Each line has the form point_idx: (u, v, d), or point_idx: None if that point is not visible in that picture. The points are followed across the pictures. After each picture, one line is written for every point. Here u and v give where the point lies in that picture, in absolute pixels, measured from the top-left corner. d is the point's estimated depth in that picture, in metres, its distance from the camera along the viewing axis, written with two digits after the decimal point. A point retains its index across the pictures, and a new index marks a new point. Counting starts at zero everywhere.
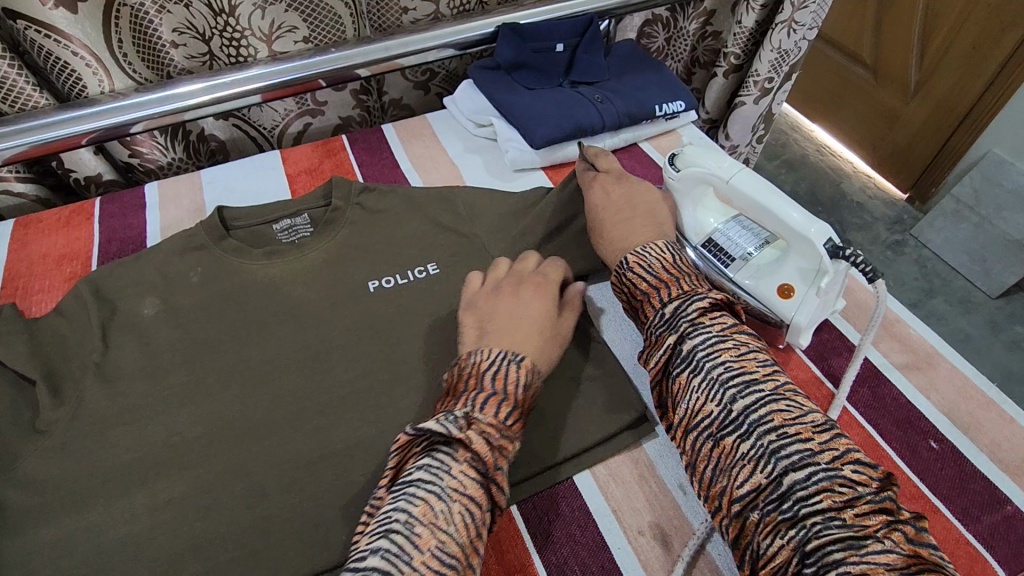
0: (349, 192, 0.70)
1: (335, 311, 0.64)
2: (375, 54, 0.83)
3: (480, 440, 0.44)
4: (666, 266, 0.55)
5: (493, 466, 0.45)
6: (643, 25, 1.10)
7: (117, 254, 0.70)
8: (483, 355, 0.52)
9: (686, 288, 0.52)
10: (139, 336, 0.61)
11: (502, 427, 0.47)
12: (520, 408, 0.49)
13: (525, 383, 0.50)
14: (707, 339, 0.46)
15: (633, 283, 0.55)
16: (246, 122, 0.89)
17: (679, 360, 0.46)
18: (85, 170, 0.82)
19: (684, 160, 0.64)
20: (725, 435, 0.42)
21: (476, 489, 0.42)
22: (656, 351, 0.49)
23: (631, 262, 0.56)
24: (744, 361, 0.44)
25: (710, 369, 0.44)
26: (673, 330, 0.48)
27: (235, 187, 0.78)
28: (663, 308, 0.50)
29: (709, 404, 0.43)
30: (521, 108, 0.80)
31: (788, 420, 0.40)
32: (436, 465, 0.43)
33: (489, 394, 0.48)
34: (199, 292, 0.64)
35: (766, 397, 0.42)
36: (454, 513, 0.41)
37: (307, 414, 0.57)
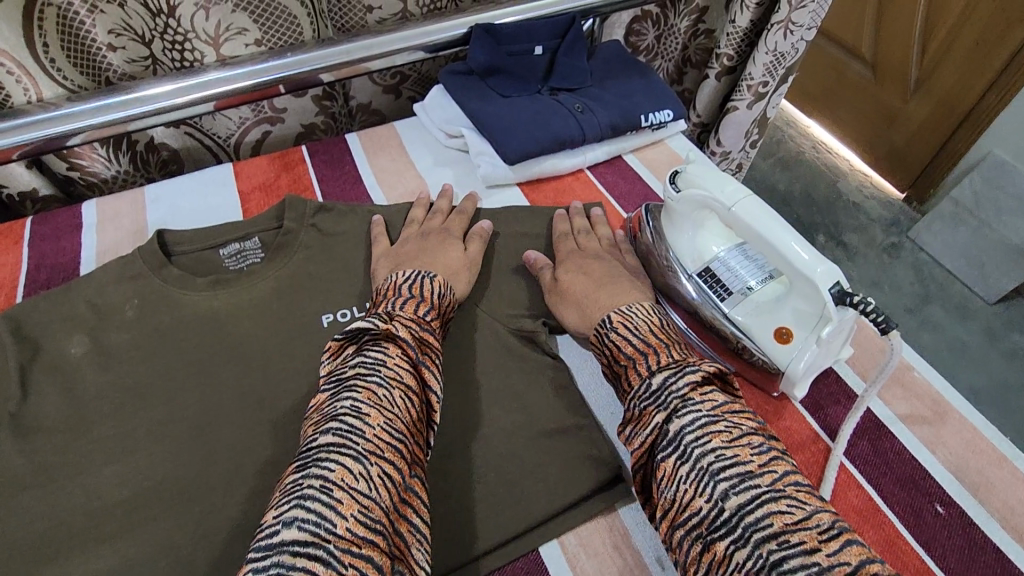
0: (304, 214, 0.66)
1: (283, 351, 0.58)
2: (336, 58, 0.76)
3: (407, 336, 0.47)
4: (654, 326, 0.50)
5: (422, 357, 0.47)
6: (631, 21, 1.01)
7: (45, 282, 0.64)
8: (398, 276, 0.56)
9: (676, 356, 0.47)
10: (64, 381, 0.56)
11: (425, 324, 0.51)
12: (435, 309, 0.54)
13: (443, 291, 0.56)
14: (696, 420, 0.41)
15: (617, 346, 0.50)
16: (199, 130, 0.82)
17: (665, 443, 0.41)
18: (18, 185, 0.75)
19: (687, 180, 0.57)
20: (716, 538, 0.36)
21: (411, 378, 0.44)
22: (640, 430, 0.44)
23: (615, 322, 0.52)
24: (738, 448, 0.39)
25: (701, 457, 0.39)
26: (659, 407, 0.43)
27: (182, 206, 0.72)
28: (650, 378, 0.46)
29: (698, 499, 0.38)
30: (494, 119, 0.73)
31: (791, 525, 0.34)
32: (374, 360, 0.44)
33: (406, 298, 0.52)
34: (134, 329, 0.59)
35: (764, 494, 0.36)
36: (395, 393, 0.42)
37: (246, 472, 0.51)
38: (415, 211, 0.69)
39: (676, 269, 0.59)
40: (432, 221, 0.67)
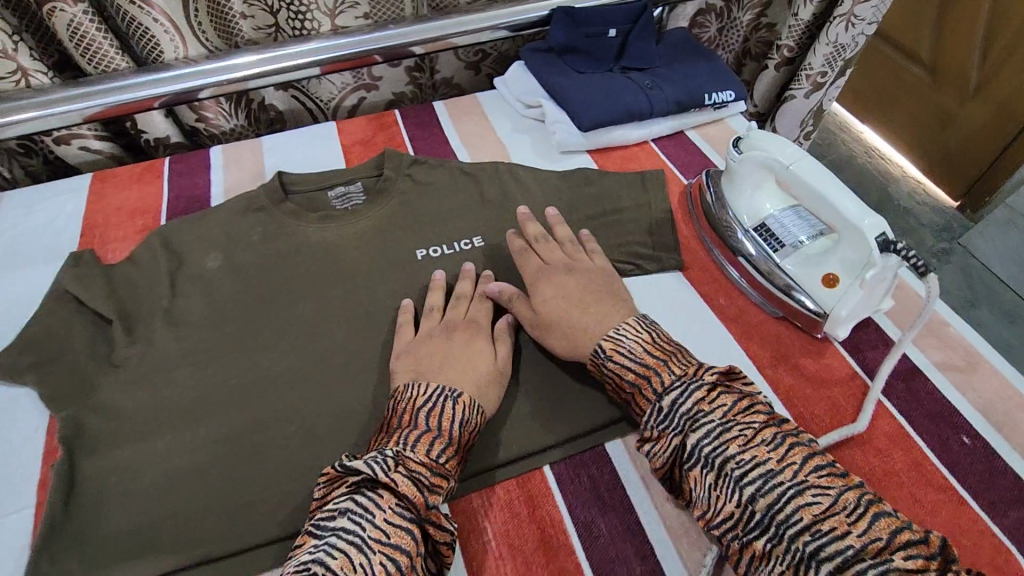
0: (400, 164, 0.76)
1: (385, 276, 0.68)
2: (430, 32, 0.86)
3: (409, 483, 0.43)
4: (647, 345, 0.52)
5: (427, 508, 0.44)
6: (696, 14, 1.10)
7: (184, 210, 0.75)
8: (420, 390, 0.51)
9: (677, 370, 0.50)
10: (204, 286, 0.66)
11: (440, 462, 0.46)
12: (456, 444, 0.48)
13: (466, 420, 0.50)
14: (712, 430, 0.45)
15: (617, 373, 0.52)
16: (304, 94, 0.93)
17: (687, 458, 0.46)
18: (155, 131, 0.86)
19: (749, 143, 0.64)
20: (754, 537, 0.42)
21: (400, 538, 0.41)
22: (660, 450, 0.48)
23: (607, 351, 0.53)
24: (754, 449, 0.44)
25: (724, 464, 0.44)
26: (672, 428, 0.47)
27: (294, 155, 0.82)
28: (659, 399, 0.48)
29: (730, 505, 0.43)
30: (571, 91, 0.81)
31: (819, 514, 0.40)
32: (363, 512, 0.42)
33: (422, 431, 0.47)
34: (259, 250, 0.70)
35: (788, 490, 0.42)
36: (375, 563, 0.39)
37: (355, 368, 0.60)
38: (432, 296, 0.63)
39: (733, 226, 0.66)
40: (456, 307, 0.62)
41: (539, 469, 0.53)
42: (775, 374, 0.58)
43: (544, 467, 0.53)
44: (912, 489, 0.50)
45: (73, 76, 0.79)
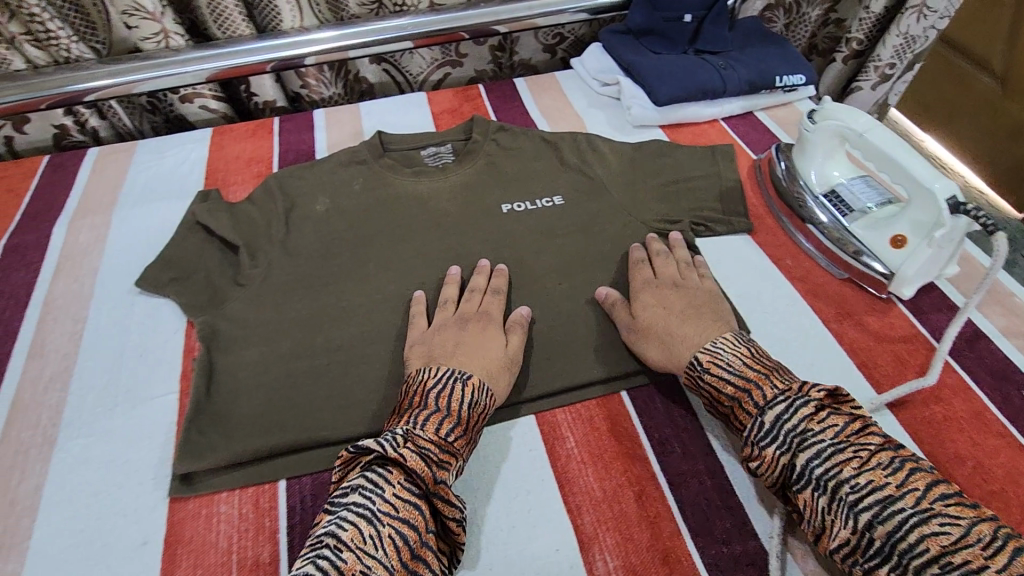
0: (487, 129, 0.83)
1: (473, 225, 0.74)
2: (517, 12, 0.93)
3: (418, 459, 0.45)
4: (747, 360, 0.51)
5: (436, 482, 0.45)
6: (764, 10, 1.11)
7: (292, 162, 0.84)
8: (431, 373, 0.53)
9: (780, 387, 0.48)
10: (314, 225, 0.74)
11: (451, 443, 0.48)
12: (465, 425, 0.50)
13: (475, 401, 0.51)
14: (824, 450, 0.44)
15: (714, 388, 0.51)
16: (396, 67, 1.01)
17: (797, 478, 0.45)
18: (265, 95, 0.95)
19: (824, 114, 0.68)
20: (873, 566, 0.40)
21: (408, 515, 0.43)
22: (767, 470, 0.46)
23: (704, 362, 0.52)
24: (873, 472, 0.42)
25: (838, 488, 0.42)
26: (780, 447, 0.45)
27: (389, 119, 0.90)
28: (761, 416, 0.47)
29: (845, 530, 0.42)
30: (648, 67, 0.86)
31: (948, 545, 0.38)
32: (372, 488, 0.44)
33: (431, 412, 0.49)
34: (361, 197, 0.77)
35: (912, 518, 0.40)
36: (384, 537, 0.42)
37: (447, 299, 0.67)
38: (448, 290, 0.65)
39: (804, 194, 0.70)
40: (470, 300, 0.63)
41: (617, 394, 0.59)
42: (839, 326, 0.62)
43: (622, 392, 0.59)
44: (972, 434, 0.53)
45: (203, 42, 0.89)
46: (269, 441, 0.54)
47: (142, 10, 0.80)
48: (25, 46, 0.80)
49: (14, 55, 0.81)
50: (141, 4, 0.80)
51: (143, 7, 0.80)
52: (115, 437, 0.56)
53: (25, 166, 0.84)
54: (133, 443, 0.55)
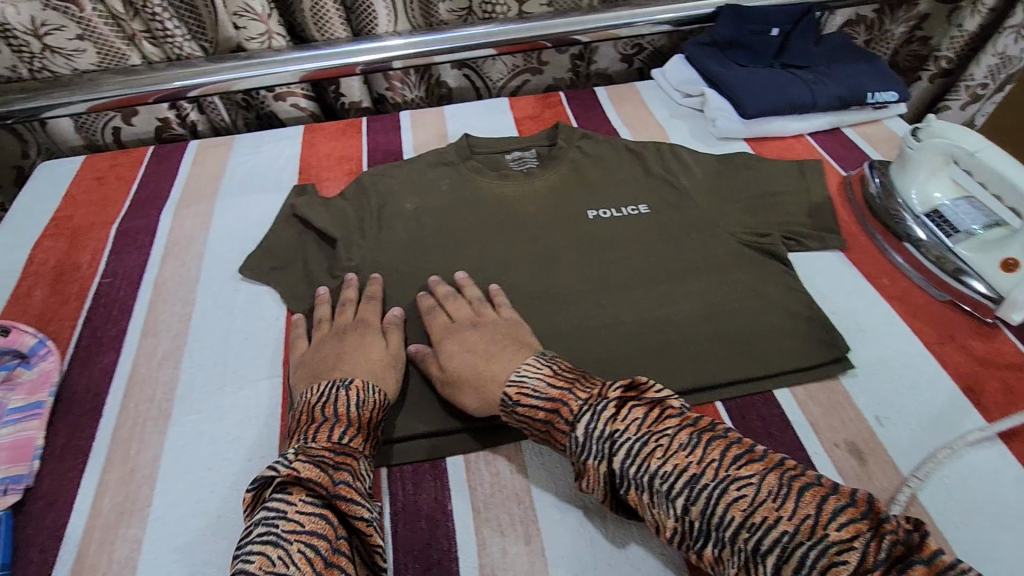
0: (572, 136, 0.85)
1: (558, 230, 0.75)
2: (603, 23, 0.94)
3: (312, 469, 0.45)
4: (550, 378, 0.52)
5: (336, 486, 0.45)
6: (844, 26, 1.08)
7: (381, 161, 0.87)
8: (313, 391, 0.54)
9: (582, 395, 0.49)
10: (403, 222, 0.76)
11: (348, 447, 0.49)
12: (357, 425, 0.51)
13: (365, 400, 0.53)
14: (630, 449, 0.45)
15: (530, 416, 0.51)
16: (477, 73, 1.04)
17: (618, 483, 0.45)
18: (351, 96, 0.99)
19: (929, 133, 0.70)
20: (704, 547, 0.42)
21: (317, 526, 0.42)
22: (593, 484, 0.47)
23: (513, 396, 0.52)
24: (676, 456, 0.43)
25: (652, 482, 0.43)
26: (596, 458, 0.46)
27: (473, 123, 0.92)
28: (575, 431, 0.47)
29: (670, 520, 0.43)
30: (735, 80, 0.86)
31: (749, 507, 0.40)
32: (274, 512, 0.43)
33: (320, 424, 0.50)
34: (448, 197, 0.79)
35: (713, 489, 0.41)
36: (294, 553, 0.41)
37: (536, 300, 0.67)
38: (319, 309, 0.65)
39: (903, 212, 0.69)
40: (343, 312, 0.64)
41: (711, 404, 0.58)
42: (941, 349, 0.61)
43: (716, 403, 0.58)
44: None
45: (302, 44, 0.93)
46: None
47: (251, 12, 0.84)
48: (142, 42, 0.85)
49: (132, 51, 0.86)
50: (251, 6, 0.84)
51: (252, 9, 0.84)
52: (224, 416, 0.58)
53: (133, 156, 0.90)
54: (239, 422, 0.58)
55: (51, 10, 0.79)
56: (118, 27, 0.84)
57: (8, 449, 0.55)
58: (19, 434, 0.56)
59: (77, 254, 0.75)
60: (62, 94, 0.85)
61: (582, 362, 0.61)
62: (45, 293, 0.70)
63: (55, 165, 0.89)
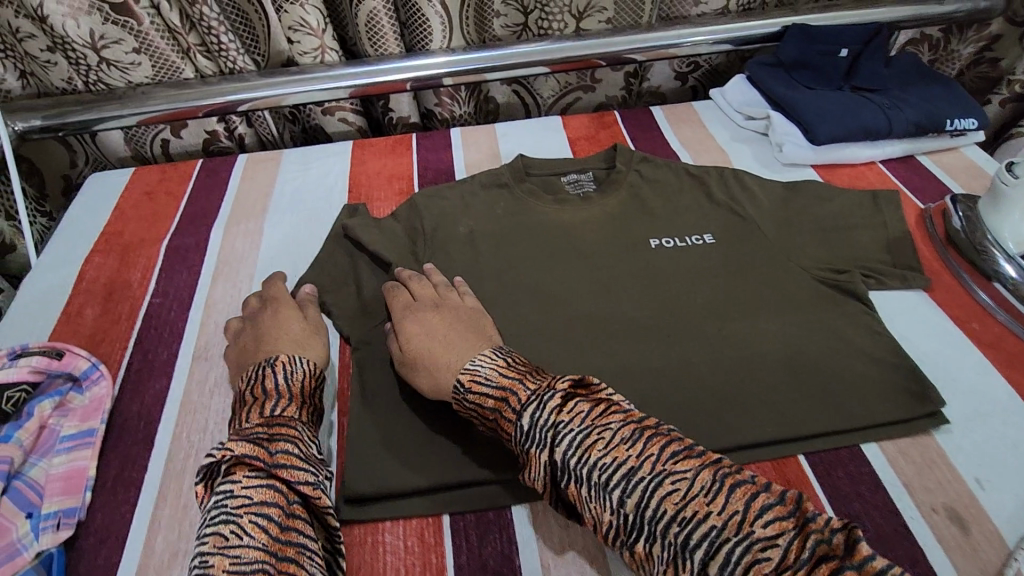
0: (631, 160, 0.81)
1: (620, 259, 0.71)
2: (657, 43, 0.91)
3: (249, 446, 0.47)
4: (503, 368, 0.52)
5: (276, 457, 0.47)
6: (907, 44, 1.06)
7: (433, 181, 0.84)
8: (250, 372, 0.56)
9: (533, 386, 0.49)
10: (457, 247, 0.73)
11: (283, 419, 0.51)
12: (290, 397, 0.54)
13: (294, 373, 0.55)
14: (573, 441, 0.45)
15: (478, 404, 0.51)
16: (527, 89, 1.01)
17: (559, 475, 0.46)
18: (400, 111, 0.97)
19: None
20: (636, 542, 0.43)
21: (266, 496, 0.45)
22: (534, 474, 0.47)
23: (466, 385, 0.52)
24: (617, 449, 0.44)
25: (592, 475, 0.44)
26: (540, 449, 0.46)
27: (526, 143, 0.89)
28: (521, 421, 0.48)
29: (606, 513, 0.44)
30: (804, 103, 0.82)
31: (680, 501, 0.42)
32: (223, 495, 0.45)
33: (254, 404, 0.52)
34: (503, 221, 0.76)
35: (651, 483, 0.43)
36: (245, 525, 0.43)
37: (600, 335, 0.64)
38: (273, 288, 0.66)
39: (993, 251, 0.66)
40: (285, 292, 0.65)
41: (794, 458, 0.54)
42: None
43: (799, 456, 0.54)
44: None
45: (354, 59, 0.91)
46: (430, 472, 0.53)
47: (307, 26, 0.83)
48: (196, 56, 0.85)
49: (186, 65, 0.86)
50: (307, 21, 0.83)
51: (308, 24, 0.83)
52: None
53: (181, 170, 0.89)
54: None
55: (109, 23, 0.78)
56: (174, 40, 0.83)
57: (62, 480, 0.53)
58: (73, 463, 0.54)
59: (127, 271, 0.74)
60: (114, 107, 0.85)
61: (652, 405, 0.58)
62: (96, 312, 0.69)
63: (104, 177, 0.89)
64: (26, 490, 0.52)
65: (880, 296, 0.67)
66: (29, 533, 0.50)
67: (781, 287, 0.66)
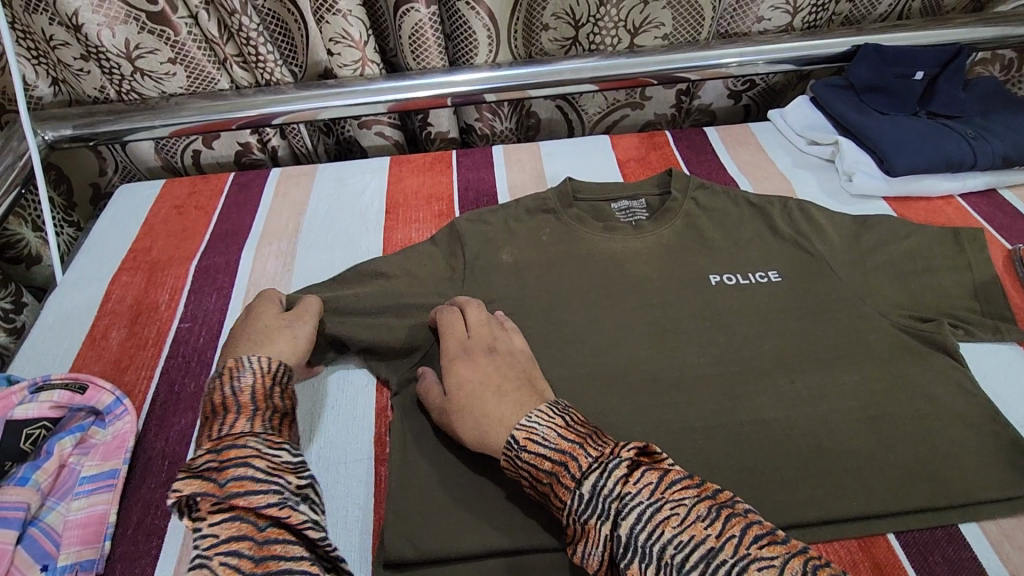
0: (687, 187, 0.74)
1: (679, 297, 0.66)
2: (707, 61, 0.85)
3: (198, 481, 0.44)
4: (562, 428, 0.47)
5: (229, 484, 0.44)
6: (976, 65, 0.97)
7: (474, 203, 0.80)
8: (210, 389, 0.54)
9: (594, 450, 0.45)
10: (501, 277, 0.67)
11: (234, 437, 0.47)
12: (239, 410, 0.50)
13: (244, 378, 0.52)
14: (642, 514, 0.41)
15: (532, 465, 0.47)
16: (571, 106, 0.96)
17: (622, 552, 0.41)
18: (440, 126, 0.93)
19: None
20: None
21: (232, 531, 0.42)
22: (591, 548, 0.43)
23: (520, 440, 0.47)
24: (692, 526, 0.40)
25: (663, 554, 0.40)
26: (601, 519, 0.42)
27: (573, 164, 0.85)
28: (580, 487, 0.44)
29: None
30: (878, 130, 0.77)
31: None
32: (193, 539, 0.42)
33: (207, 430, 0.49)
34: (551, 248, 0.70)
35: (732, 567, 0.38)
36: (218, 568, 0.40)
37: (663, 383, 0.58)
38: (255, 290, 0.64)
39: None
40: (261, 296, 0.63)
41: (884, 536, 0.50)
42: None
43: (889, 534, 0.50)
44: None
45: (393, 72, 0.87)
46: (488, 535, 0.49)
47: (348, 38, 0.79)
48: (233, 67, 0.81)
49: (222, 75, 0.83)
50: (349, 32, 0.79)
51: (350, 36, 0.79)
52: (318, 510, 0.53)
53: (213, 182, 0.85)
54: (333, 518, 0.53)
55: (146, 32, 0.75)
56: (211, 50, 0.80)
57: (79, 528, 0.49)
58: (91, 509, 0.50)
59: (155, 292, 0.70)
60: (145, 118, 0.81)
61: (723, 466, 0.53)
62: (121, 336, 0.66)
63: (133, 189, 0.86)
64: (43, 538, 0.48)
65: (971, 350, 0.62)
66: None
67: (861, 337, 0.61)
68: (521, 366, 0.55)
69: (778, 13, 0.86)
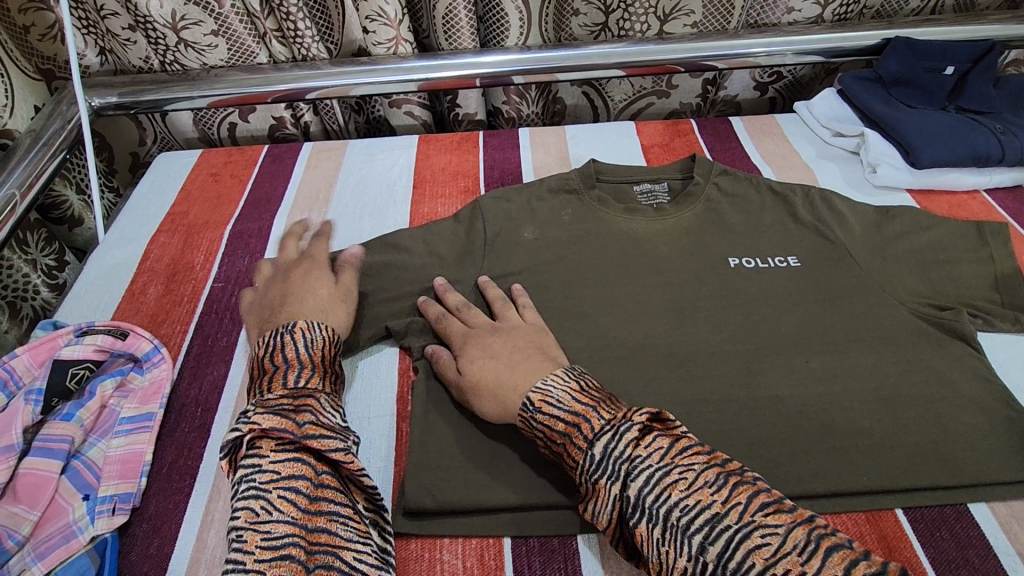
0: (710, 171, 0.74)
1: (698, 277, 0.67)
2: (735, 51, 0.85)
3: (278, 419, 0.45)
4: (576, 392, 0.48)
5: (308, 427, 0.45)
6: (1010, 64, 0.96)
7: (499, 181, 0.82)
8: (264, 342, 0.54)
9: (607, 415, 0.46)
10: (522, 253, 0.69)
11: (310, 389, 0.50)
12: (314, 367, 0.52)
13: (317, 340, 0.54)
14: (650, 477, 0.42)
15: (546, 426, 0.48)
16: (598, 92, 0.98)
17: (630, 511, 0.42)
18: (468, 107, 0.95)
19: None
20: None
21: (294, 470, 0.43)
22: (600, 506, 0.44)
23: (535, 403, 0.49)
24: (699, 492, 0.41)
25: (668, 516, 0.41)
26: (609, 479, 0.43)
27: (598, 147, 0.86)
28: (591, 450, 0.45)
29: (681, 560, 0.40)
30: (904, 123, 0.77)
31: (770, 559, 0.37)
32: (249, 469, 0.43)
33: (274, 372, 0.51)
34: (572, 227, 0.71)
35: (736, 534, 0.39)
36: (275, 500, 0.42)
37: (678, 359, 0.60)
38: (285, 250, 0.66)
39: None
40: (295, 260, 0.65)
41: (892, 511, 0.51)
42: None
43: (897, 510, 0.51)
44: None
45: (425, 51, 0.89)
46: (504, 492, 0.51)
47: (383, 16, 0.81)
48: (272, 41, 0.84)
49: (260, 49, 0.86)
50: (385, 10, 0.81)
51: (385, 14, 0.81)
52: None
53: (247, 154, 0.88)
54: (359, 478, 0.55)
55: (191, 4, 0.78)
56: (252, 24, 0.83)
57: (119, 464, 0.52)
58: (130, 447, 0.53)
59: (191, 253, 0.73)
60: (185, 88, 0.84)
61: (735, 438, 0.54)
62: (158, 291, 0.69)
63: (171, 157, 0.89)
64: (84, 471, 0.52)
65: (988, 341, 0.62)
66: (85, 516, 0.49)
67: (877, 323, 0.61)
68: (537, 336, 0.57)
69: (809, 4, 0.87)
